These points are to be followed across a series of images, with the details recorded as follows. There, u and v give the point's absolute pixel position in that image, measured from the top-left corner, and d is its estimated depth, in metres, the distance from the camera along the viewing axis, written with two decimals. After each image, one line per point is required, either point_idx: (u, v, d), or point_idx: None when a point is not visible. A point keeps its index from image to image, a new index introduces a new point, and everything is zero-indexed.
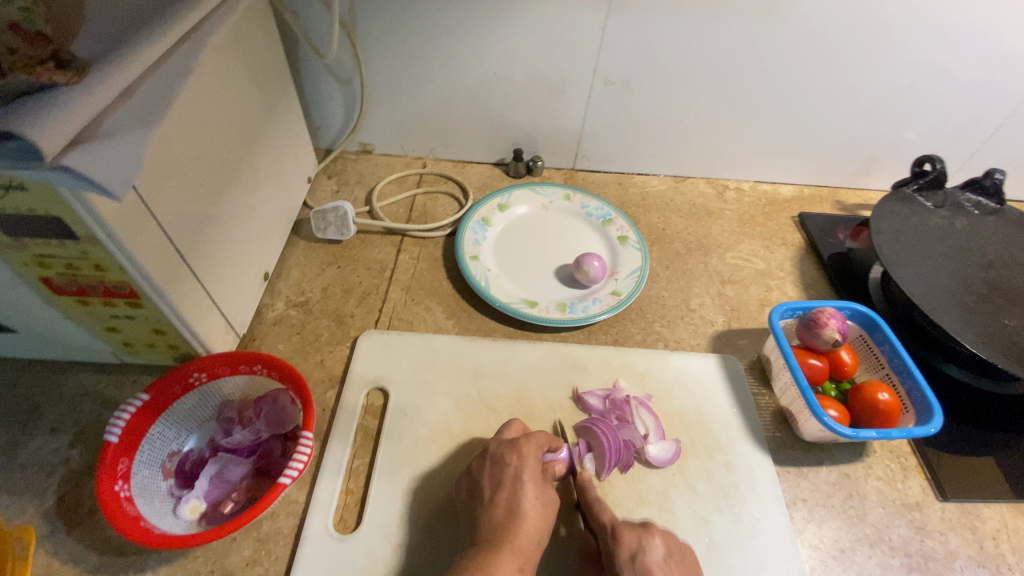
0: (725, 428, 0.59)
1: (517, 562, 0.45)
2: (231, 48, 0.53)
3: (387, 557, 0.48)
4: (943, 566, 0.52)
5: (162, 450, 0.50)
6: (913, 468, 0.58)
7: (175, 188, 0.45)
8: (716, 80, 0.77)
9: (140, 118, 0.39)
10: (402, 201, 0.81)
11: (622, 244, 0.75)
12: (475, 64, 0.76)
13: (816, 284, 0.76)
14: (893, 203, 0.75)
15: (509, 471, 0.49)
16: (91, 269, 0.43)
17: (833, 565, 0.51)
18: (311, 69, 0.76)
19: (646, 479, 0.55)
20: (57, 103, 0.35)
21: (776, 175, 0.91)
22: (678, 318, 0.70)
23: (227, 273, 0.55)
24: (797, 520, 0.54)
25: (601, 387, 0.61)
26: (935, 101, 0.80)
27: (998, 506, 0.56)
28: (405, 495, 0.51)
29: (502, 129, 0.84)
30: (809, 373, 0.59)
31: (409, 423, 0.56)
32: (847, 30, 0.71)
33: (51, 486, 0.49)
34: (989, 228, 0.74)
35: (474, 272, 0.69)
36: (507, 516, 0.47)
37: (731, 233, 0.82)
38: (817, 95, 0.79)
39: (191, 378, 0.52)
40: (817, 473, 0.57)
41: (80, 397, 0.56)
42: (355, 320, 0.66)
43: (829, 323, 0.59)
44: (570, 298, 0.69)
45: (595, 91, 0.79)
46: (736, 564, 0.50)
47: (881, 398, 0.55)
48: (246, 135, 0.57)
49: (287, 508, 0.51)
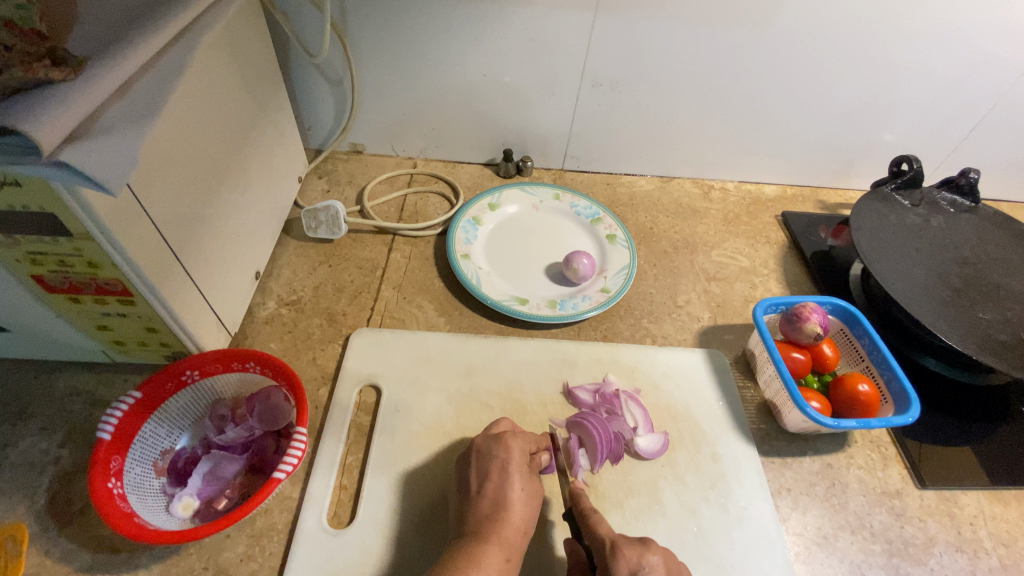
0: (712, 420, 0.61)
1: (504, 553, 0.46)
2: (221, 48, 0.53)
3: (381, 550, 0.48)
4: (922, 552, 0.54)
5: (154, 448, 0.50)
6: (893, 458, 0.60)
7: (167, 187, 0.46)
8: (700, 84, 0.79)
9: (136, 114, 0.39)
10: (393, 201, 0.81)
11: (610, 242, 0.77)
12: (465, 66, 0.77)
13: (799, 281, 0.78)
14: (873, 202, 0.77)
15: (495, 462, 0.50)
16: (84, 266, 0.44)
17: (816, 552, 0.53)
18: (302, 69, 0.76)
19: (635, 470, 0.56)
20: (54, 99, 0.35)
21: (760, 176, 0.93)
22: (666, 315, 0.72)
23: (219, 271, 0.55)
24: (782, 509, 0.55)
25: (591, 382, 0.62)
26: (912, 104, 0.83)
27: (974, 492, 0.58)
28: (398, 489, 0.52)
29: (492, 130, 0.85)
30: (793, 366, 0.61)
31: (402, 419, 0.57)
32: (829, 34, 0.73)
33: (41, 485, 0.49)
34: (963, 225, 0.77)
35: (465, 270, 0.70)
36: (495, 509, 0.47)
37: (716, 231, 0.84)
38: (799, 97, 0.81)
39: (184, 376, 0.52)
40: (801, 463, 0.59)
41: (70, 396, 0.56)
42: (347, 318, 0.66)
43: (811, 317, 0.61)
44: (560, 295, 0.71)
45: (583, 92, 0.80)
46: (722, 551, 0.52)
47: (861, 389, 0.57)
48: (236, 134, 0.57)
49: (280, 504, 0.51)
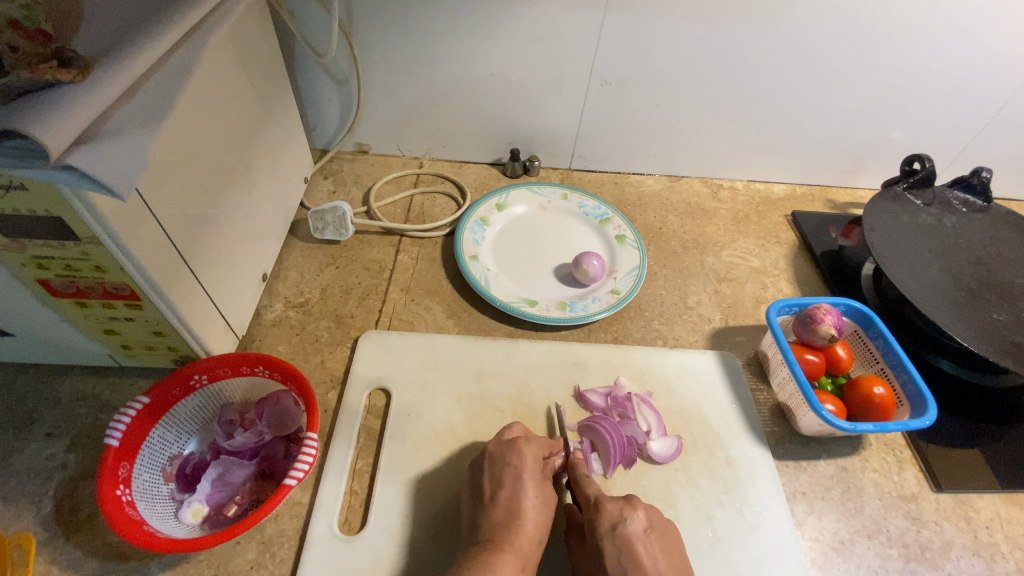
0: (725, 423, 0.60)
1: (519, 562, 0.45)
2: (228, 47, 0.52)
3: (393, 557, 0.48)
4: (939, 556, 0.53)
5: (162, 453, 0.50)
6: (908, 460, 0.60)
7: (174, 190, 0.45)
8: (709, 83, 0.78)
9: (144, 117, 0.38)
10: (400, 201, 0.81)
11: (620, 243, 0.76)
12: (472, 65, 0.76)
13: (810, 281, 0.78)
14: (885, 201, 0.76)
15: (509, 470, 0.49)
16: (91, 270, 0.43)
17: (833, 557, 0.52)
18: (307, 69, 0.75)
19: (649, 474, 0.55)
20: (62, 102, 0.34)
21: (769, 175, 0.93)
22: (676, 316, 0.71)
23: (226, 274, 0.55)
24: (797, 513, 0.55)
25: (603, 385, 0.61)
26: (923, 103, 0.82)
27: (990, 496, 0.57)
28: (409, 495, 0.51)
29: (499, 129, 0.85)
30: (807, 369, 0.60)
31: (412, 423, 0.56)
32: (840, 31, 0.73)
33: (48, 492, 0.49)
34: (976, 225, 0.76)
35: (474, 272, 0.69)
36: (508, 517, 0.47)
37: (726, 231, 0.83)
38: (810, 95, 0.81)
39: (192, 381, 0.51)
40: (816, 467, 0.58)
41: (77, 401, 0.55)
42: (355, 321, 0.66)
43: (826, 319, 0.60)
44: (569, 297, 0.70)
45: (592, 91, 0.79)
46: (737, 557, 0.51)
47: (877, 392, 0.57)
48: (243, 135, 0.56)
49: (290, 511, 0.50)
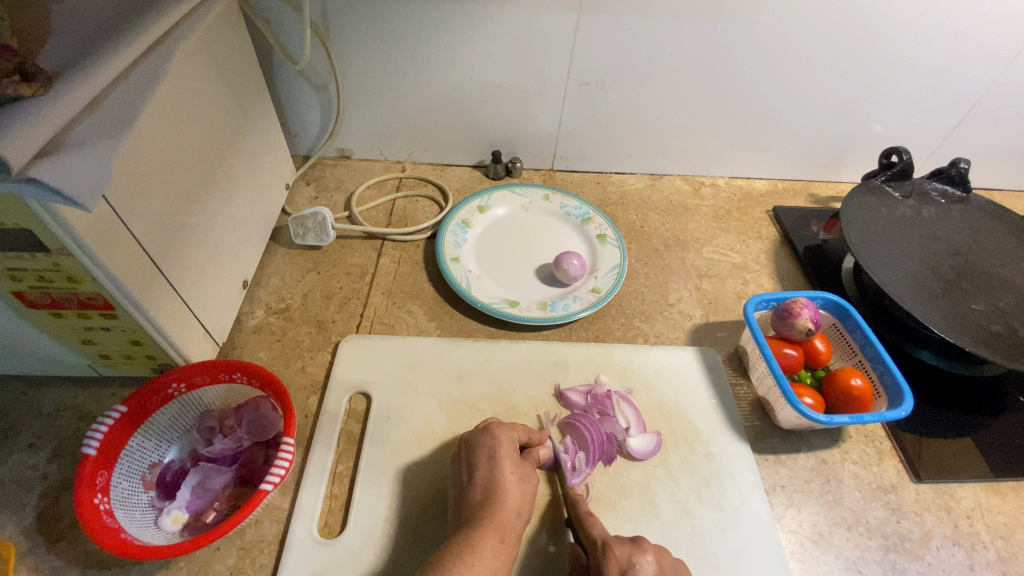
0: (705, 419, 0.60)
1: (499, 535, 0.46)
2: (200, 56, 0.52)
3: (373, 558, 0.48)
4: (919, 547, 0.53)
5: (142, 462, 0.50)
6: (887, 451, 0.60)
7: (148, 199, 0.45)
8: (688, 81, 0.79)
9: (109, 127, 0.39)
10: (382, 205, 0.81)
11: (601, 242, 0.76)
12: (449, 68, 0.77)
13: (791, 276, 0.78)
14: (863, 194, 0.77)
15: (482, 452, 0.51)
16: (63, 281, 0.43)
17: (812, 549, 0.52)
18: (286, 76, 0.76)
19: (628, 471, 0.55)
20: (24, 114, 0.35)
21: (751, 171, 0.93)
22: (657, 313, 0.71)
23: (204, 281, 0.55)
24: (776, 507, 0.55)
25: (583, 383, 0.62)
26: (903, 95, 0.82)
27: (971, 485, 0.58)
28: (389, 496, 0.52)
29: (481, 132, 0.85)
30: (785, 362, 0.60)
31: (392, 425, 0.57)
32: (816, 27, 0.73)
33: (29, 502, 0.49)
34: (955, 216, 0.76)
35: (454, 273, 0.70)
36: (483, 498, 0.48)
37: (708, 228, 0.84)
38: (789, 91, 0.81)
39: (170, 389, 0.51)
40: (795, 460, 0.59)
41: (58, 411, 0.55)
42: (336, 325, 0.66)
43: (802, 312, 0.60)
44: (551, 296, 0.70)
45: (570, 91, 0.80)
46: (718, 552, 0.51)
47: (854, 384, 0.57)
48: (220, 143, 0.57)
49: (270, 515, 0.51)
